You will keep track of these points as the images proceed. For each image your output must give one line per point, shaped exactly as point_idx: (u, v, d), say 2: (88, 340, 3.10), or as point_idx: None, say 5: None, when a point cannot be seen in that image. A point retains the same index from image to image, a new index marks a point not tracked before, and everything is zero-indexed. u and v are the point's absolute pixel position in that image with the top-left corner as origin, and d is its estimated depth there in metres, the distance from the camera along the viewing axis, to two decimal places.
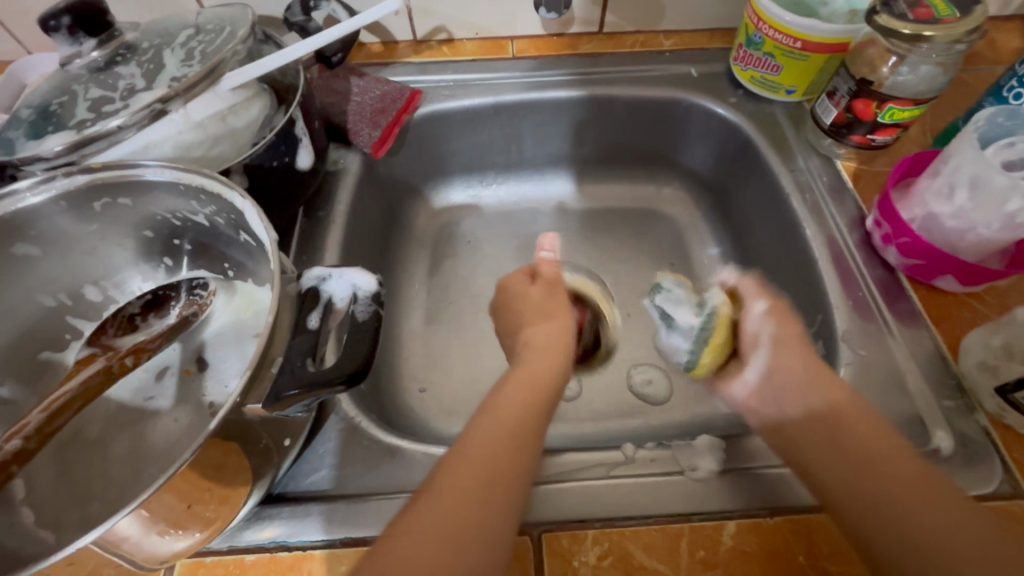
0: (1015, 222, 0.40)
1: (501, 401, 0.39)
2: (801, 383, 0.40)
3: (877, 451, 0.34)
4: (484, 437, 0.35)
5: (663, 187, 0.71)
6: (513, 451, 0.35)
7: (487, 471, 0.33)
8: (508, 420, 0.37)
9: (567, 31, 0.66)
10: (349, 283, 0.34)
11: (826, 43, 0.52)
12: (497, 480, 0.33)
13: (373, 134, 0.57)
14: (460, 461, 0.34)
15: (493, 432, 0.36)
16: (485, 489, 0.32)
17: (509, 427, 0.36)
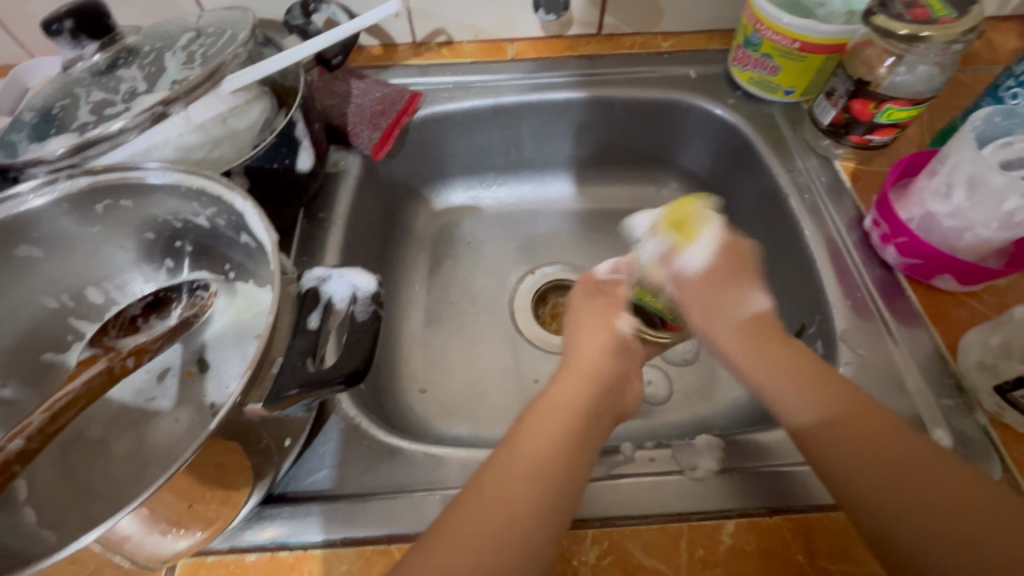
0: (1013, 221, 0.41)
1: (531, 424, 0.38)
2: (781, 389, 0.38)
3: (873, 450, 0.34)
4: (500, 465, 0.35)
5: (662, 188, 0.71)
6: (546, 474, 0.35)
7: (518, 495, 0.33)
8: (545, 442, 0.36)
9: (566, 33, 0.66)
10: (349, 283, 0.34)
11: (823, 44, 0.52)
12: (529, 504, 0.33)
13: (373, 136, 0.58)
14: (470, 497, 0.34)
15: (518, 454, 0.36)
16: (511, 516, 0.32)
17: (544, 451, 0.36)
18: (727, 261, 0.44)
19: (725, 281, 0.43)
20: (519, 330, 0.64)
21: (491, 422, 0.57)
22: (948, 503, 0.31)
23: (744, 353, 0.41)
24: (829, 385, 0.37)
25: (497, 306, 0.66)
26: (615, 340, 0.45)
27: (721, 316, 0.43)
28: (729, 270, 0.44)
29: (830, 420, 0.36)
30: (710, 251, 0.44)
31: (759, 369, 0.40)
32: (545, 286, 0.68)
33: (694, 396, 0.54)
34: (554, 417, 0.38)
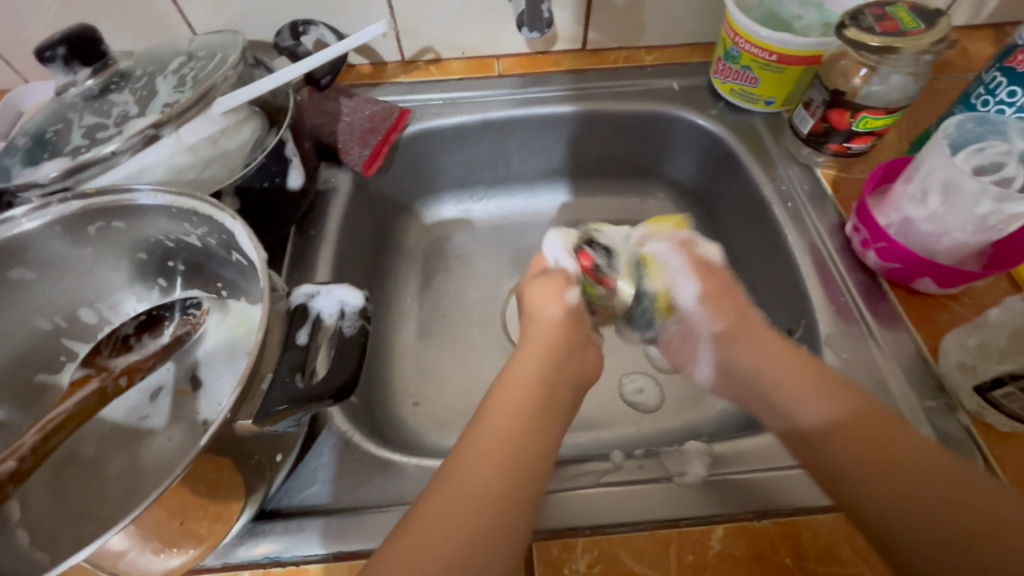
0: (987, 224, 0.42)
1: (495, 413, 0.38)
2: (803, 392, 0.39)
3: (851, 427, 0.36)
4: (490, 442, 0.36)
5: (649, 198, 0.72)
6: (519, 459, 0.35)
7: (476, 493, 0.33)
8: (505, 429, 0.37)
9: (551, 49, 0.67)
10: (337, 299, 0.34)
11: (799, 57, 0.54)
12: (496, 496, 0.33)
13: (364, 152, 0.59)
14: (452, 479, 0.34)
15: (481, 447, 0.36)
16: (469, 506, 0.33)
17: (511, 440, 0.36)
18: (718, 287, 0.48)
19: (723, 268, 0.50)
20: (512, 341, 0.64)
21: None
22: (914, 476, 0.33)
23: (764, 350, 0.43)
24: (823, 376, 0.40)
25: (489, 317, 0.66)
26: (568, 314, 0.47)
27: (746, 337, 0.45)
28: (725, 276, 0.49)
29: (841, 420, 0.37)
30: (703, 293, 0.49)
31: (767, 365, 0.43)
32: None
33: (685, 403, 0.55)
34: (524, 392, 0.40)
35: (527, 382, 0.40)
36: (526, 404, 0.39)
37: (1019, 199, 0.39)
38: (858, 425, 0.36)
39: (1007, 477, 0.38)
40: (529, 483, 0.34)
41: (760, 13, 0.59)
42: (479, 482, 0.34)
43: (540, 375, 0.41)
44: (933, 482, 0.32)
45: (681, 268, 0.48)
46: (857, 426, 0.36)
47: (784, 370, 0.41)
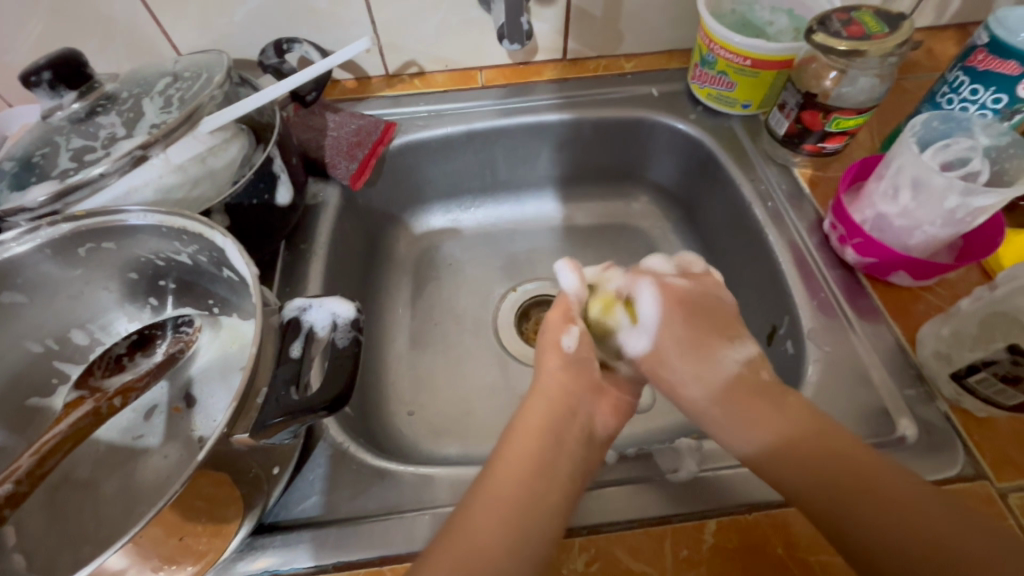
0: (956, 217, 0.43)
1: (499, 469, 0.37)
2: (758, 426, 0.39)
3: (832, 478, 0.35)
4: (494, 492, 0.36)
5: (633, 202, 0.74)
6: (511, 520, 0.34)
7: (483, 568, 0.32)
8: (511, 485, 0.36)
9: (532, 60, 0.69)
10: (329, 311, 0.34)
11: (772, 61, 0.56)
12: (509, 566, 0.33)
13: (351, 166, 0.59)
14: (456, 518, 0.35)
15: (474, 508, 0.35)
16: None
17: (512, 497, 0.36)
18: (671, 361, 0.45)
19: (691, 337, 0.44)
20: (504, 348, 0.65)
21: (480, 439, 0.58)
22: (907, 529, 0.32)
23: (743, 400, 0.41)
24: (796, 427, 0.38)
25: (480, 324, 0.67)
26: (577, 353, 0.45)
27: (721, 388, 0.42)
28: (684, 348, 0.44)
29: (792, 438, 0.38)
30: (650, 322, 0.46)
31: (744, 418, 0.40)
32: (526, 302, 0.70)
33: None
34: (529, 448, 0.39)
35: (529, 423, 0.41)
36: (531, 461, 0.38)
37: (984, 192, 0.41)
38: (809, 442, 0.37)
39: (985, 460, 0.39)
40: (539, 534, 0.34)
41: (733, 20, 0.61)
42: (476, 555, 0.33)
43: (545, 421, 0.41)
44: (936, 537, 0.31)
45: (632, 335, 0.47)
46: (807, 444, 0.37)
47: (758, 424, 0.39)
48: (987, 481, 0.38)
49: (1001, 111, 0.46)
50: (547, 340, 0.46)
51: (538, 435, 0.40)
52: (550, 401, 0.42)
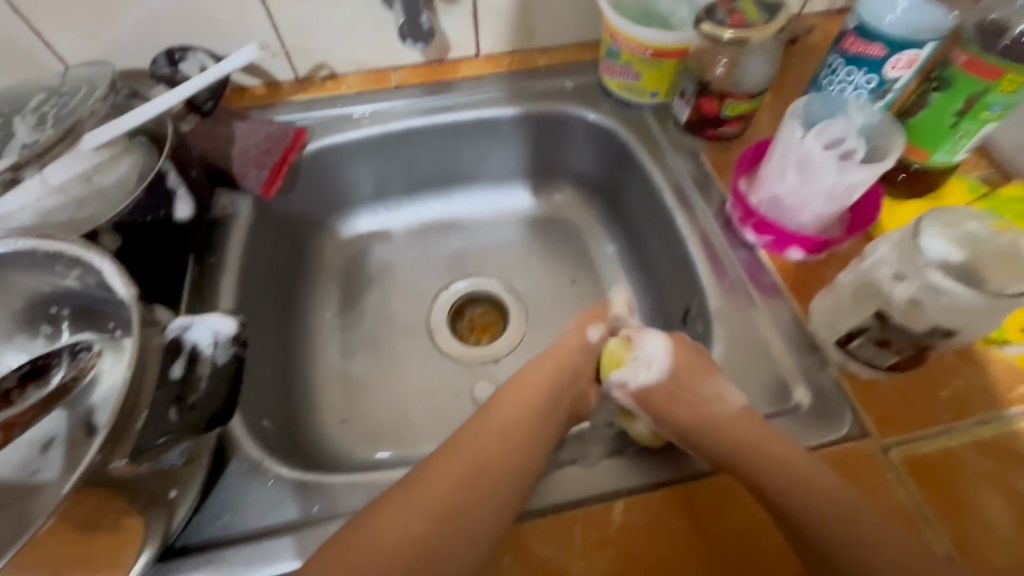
0: (837, 194, 0.46)
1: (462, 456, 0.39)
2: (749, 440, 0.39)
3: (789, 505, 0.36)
4: (433, 475, 0.38)
5: (558, 194, 0.75)
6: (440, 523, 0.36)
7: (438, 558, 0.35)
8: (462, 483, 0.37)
9: (446, 57, 0.68)
10: (210, 328, 0.33)
11: (670, 50, 0.57)
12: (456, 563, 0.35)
13: (261, 175, 0.58)
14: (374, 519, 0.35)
15: (413, 508, 0.36)
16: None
17: (462, 511, 0.36)
18: (659, 392, 0.43)
19: (696, 370, 0.43)
20: (438, 347, 0.65)
21: (414, 441, 0.58)
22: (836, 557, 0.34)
23: (733, 423, 0.40)
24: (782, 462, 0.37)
25: (413, 326, 0.67)
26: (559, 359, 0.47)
27: (705, 407, 0.41)
28: (677, 383, 0.43)
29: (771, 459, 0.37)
30: (658, 364, 0.44)
31: (735, 437, 0.39)
32: (459, 300, 0.70)
33: None
34: (500, 432, 0.41)
35: (499, 428, 0.41)
36: (496, 442, 0.40)
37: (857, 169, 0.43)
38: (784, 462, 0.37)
39: (870, 420, 0.42)
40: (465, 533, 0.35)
41: (637, 11, 0.62)
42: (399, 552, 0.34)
43: (518, 434, 0.41)
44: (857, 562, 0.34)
45: (645, 360, 0.45)
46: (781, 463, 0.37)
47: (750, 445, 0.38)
48: (872, 439, 0.41)
49: (874, 91, 0.49)
50: (552, 354, 0.47)
51: (506, 436, 0.41)
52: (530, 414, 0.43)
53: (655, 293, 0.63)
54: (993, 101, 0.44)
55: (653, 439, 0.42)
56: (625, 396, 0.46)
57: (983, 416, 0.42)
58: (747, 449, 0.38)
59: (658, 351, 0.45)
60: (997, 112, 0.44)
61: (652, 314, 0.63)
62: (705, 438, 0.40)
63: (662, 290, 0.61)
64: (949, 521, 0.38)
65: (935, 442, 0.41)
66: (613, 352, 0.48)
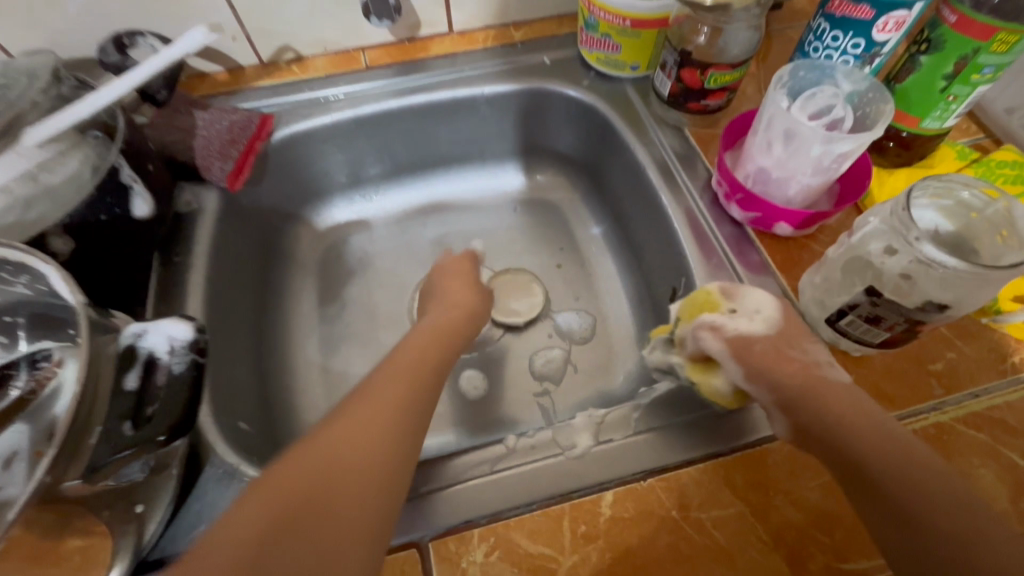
0: (824, 165, 0.44)
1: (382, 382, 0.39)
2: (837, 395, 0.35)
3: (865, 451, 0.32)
4: (371, 399, 0.36)
5: (540, 175, 0.72)
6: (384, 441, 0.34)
7: (353, 470, 0.32)
8: (391, 413, 0.36)
9: (417, 35, 0.65)
10: (166, 334, 0.32)
11: (649, 20, 0.55)
12: (374, 494, 0.31)
13: (226, 166, 0.55)
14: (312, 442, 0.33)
15: (354, 422, 0.34)
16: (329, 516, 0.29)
17: (394, 430, 0.35)
18: (757, 347, 0.39)
19: (796, 330, 0.40)
20: None
21: None
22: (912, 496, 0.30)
23: (838, 396, 0.35)
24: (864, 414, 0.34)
25: (395, 318, 0.65)
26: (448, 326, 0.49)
27: (804, 374, 0.37)
28: (781, 341, 0.39)
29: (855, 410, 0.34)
30: (764, 318, 0.40)
31: (836, 408, 0.34)
32: None
33: (595, 372, 0.60)
34: (416, 360, 0.42)
35: (414, 371, 0.40)
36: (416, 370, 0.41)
37: (844, 139, 0.41)
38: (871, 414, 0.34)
39: None
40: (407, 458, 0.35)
41: None
42: (332, 471, 0.31)
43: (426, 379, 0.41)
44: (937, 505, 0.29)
45: (749, 311, 0.41)
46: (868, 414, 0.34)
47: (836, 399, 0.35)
48: None
49: (861, 56, 0.47)
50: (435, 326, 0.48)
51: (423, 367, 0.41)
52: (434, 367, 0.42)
53: (642, 274, 0.61)
54: (985, 62, 0.42)
55: (734, 399, 0.40)
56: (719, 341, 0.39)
57: (975, 389, 0.41)
58: (847, 415, 0.34)
59: (761, 304, 0.41)
60: (989, 74, 0.43)
61: (638, 296, 0.62)
62: (806, 408, 0.35)
63: (648, 270, 0.60)
64: None
65: (926, 418, 0.40)
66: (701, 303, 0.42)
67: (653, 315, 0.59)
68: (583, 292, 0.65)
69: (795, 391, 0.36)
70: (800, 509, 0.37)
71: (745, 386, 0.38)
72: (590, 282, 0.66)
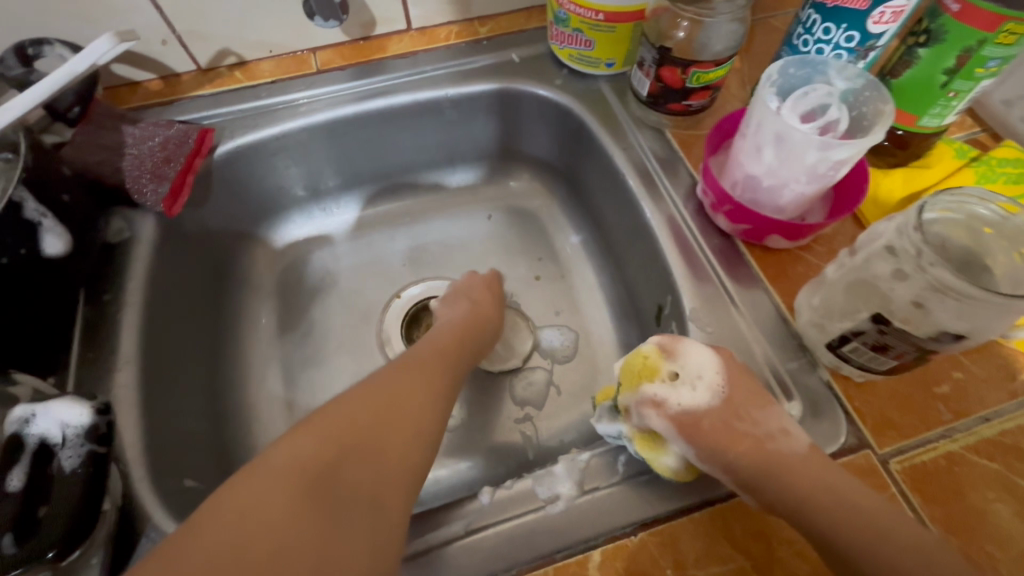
0: (819, 172, 0.40)
1: (366, 390, 0.37)
2: (804, 472, 0.33)
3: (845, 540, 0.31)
4: (348, 410, 0.36)
5: (514, 181, 0.68)
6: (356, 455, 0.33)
7: (389, 428, 0.36)
8: (412, 388, 0.39)
9: (373, 34, 0.59)
10: (55, 419, 0.35)
11: (624, 13, 0.50)
12: (411, 454, 0.35)
13: (160, 189, 0.50)
14: (278, 458, 0.33)
15: (320, 436, 0.34)
16: (367, 463, 0.33)
17: (366, 442, 0.34)
18: (706, 421, 0.36)
19: (750, 394, 0.37)
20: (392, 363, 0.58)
21: None
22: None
23: (799, 470, 0.33)
24: (836, 491, 0.32)
25: (362, 343, 0.60)
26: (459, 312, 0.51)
27: (760, 453, 0.34)
28: (730, 409, 0.36)
29: (820, 493, 0.32)
30: (710, 386, 0.37)
31: (802, 485, 0.33)
32: (413, 308, 0.62)
33: (580, 395, 0.56)
34: (409, 373, 0.40)
35: (427, 357, 0.44)
36: (409, 384, 0.39)
37: (841, 145, 0.37)
38: (839, 492, 0.32)
39: (867, 427, 0.38)
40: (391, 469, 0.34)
41: None
42: (366, 427, 0.35)
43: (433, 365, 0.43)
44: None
45: (694, 376, 0.37)
46: (837, 494, 0.32)
47: (803, 480, 0.33)
48: (870, 449, 0.37)
49: (855, 50, 0.43)
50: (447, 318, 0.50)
51: (417, 377, 0.40)
52: (444, 353, 0.45)
53: (625, 287, 0.57)
54: (989, 55, 0.38)
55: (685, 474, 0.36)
56: (660, 419, 0.36)
57: (986, 413, 0.38)
58: (814, 497, 0.32)
59: (706, 366, 0.38)
60: (993, 68, 0.39)
61: (622, 310, 0.58)
62: (772, 487, 0.33)
63: (632, 284, 0.56)
64: (956, 537, 0.34)
65: (936, 448, 0.37)
66: (641, 370, 0.38)
67: (639, 331, 0.55)
68: (564, 306, 0.61)
69: (756, 469, 0.34)
70: (806, 561, 0.33)
71: (699, 465, 0.35)
72: (571, 296, 0.62)
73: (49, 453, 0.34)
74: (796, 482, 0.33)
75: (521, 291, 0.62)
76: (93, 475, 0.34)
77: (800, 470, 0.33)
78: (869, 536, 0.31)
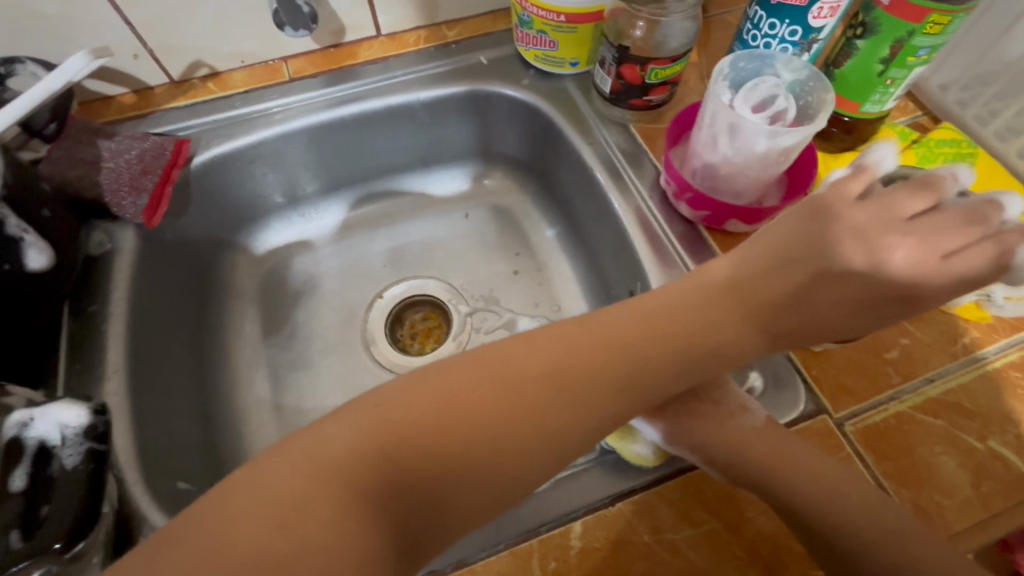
0: (770, 159, 0.43)
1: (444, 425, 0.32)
2: (761, 445, 0.38)
3: (803, 500, 0.35)
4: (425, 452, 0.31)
5: (488, 179, 0.70)
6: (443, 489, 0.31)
7: (473, 458, 0.32)
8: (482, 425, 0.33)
9: (343, 41, 0.61)
10: (55, 421, 0.36)
11: (583, 14, 0.52)
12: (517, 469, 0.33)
13: (139, 201, 0.50)
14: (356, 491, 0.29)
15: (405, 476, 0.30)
16: (520, 434, 0.33)
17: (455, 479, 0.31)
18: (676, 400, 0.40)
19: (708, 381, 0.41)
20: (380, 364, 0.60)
21: None
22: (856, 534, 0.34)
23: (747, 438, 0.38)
24: (792, 458, 0.37)
25: (348, 342, 0.61)
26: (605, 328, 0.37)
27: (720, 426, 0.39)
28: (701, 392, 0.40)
29: (775, 460, 0.37)
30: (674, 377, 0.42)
31: (758, 456, 0.37)
32: (396, 307, 0.64)
33: None
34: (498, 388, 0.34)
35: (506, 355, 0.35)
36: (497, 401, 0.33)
37: (787, 133, 0.40)
38: (796, 459, 0.37)
39: (824, 394, 0.40)
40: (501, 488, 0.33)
41: None
42: (380, 478, 0.30)
43: (619, 368, 0.35)
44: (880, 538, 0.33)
45: None
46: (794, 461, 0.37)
47: (763, 453, 0.37)
48: (827, 415, 0.40)
49: (799, 43, 0.46)
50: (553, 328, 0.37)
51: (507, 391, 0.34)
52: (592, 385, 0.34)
53: (599, 277, 0.60)
54: (919, 45, 0.41)
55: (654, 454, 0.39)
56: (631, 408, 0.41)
57: (931, 374, 0.41)
58: (770, 465, 0.37)
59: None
60: (923, 56, 0.42)
61: (597, 299, 0.60)
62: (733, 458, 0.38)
63: (606, 273, 0.58)
64: (905, 489, 0.37)
65: (887, 409, 0.40)
66: None
67: None
68: (542, 298, 0.63)
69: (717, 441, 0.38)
70: (771, 518, 0.36)
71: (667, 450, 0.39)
72: (549, 288, 0.64)
73: (48, 454, 0.36)
74: (755, 453, 0.37)
75: (500, 286, 0.65)
76: (94, 471, 0.36)
77: (754, 444, 0.38)
78: (827, 494, 0.35)
